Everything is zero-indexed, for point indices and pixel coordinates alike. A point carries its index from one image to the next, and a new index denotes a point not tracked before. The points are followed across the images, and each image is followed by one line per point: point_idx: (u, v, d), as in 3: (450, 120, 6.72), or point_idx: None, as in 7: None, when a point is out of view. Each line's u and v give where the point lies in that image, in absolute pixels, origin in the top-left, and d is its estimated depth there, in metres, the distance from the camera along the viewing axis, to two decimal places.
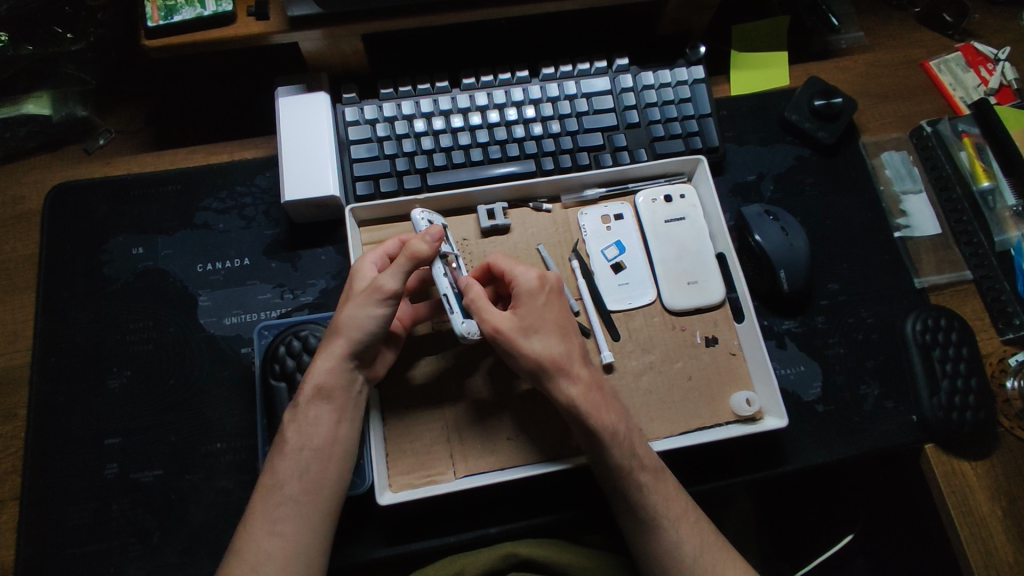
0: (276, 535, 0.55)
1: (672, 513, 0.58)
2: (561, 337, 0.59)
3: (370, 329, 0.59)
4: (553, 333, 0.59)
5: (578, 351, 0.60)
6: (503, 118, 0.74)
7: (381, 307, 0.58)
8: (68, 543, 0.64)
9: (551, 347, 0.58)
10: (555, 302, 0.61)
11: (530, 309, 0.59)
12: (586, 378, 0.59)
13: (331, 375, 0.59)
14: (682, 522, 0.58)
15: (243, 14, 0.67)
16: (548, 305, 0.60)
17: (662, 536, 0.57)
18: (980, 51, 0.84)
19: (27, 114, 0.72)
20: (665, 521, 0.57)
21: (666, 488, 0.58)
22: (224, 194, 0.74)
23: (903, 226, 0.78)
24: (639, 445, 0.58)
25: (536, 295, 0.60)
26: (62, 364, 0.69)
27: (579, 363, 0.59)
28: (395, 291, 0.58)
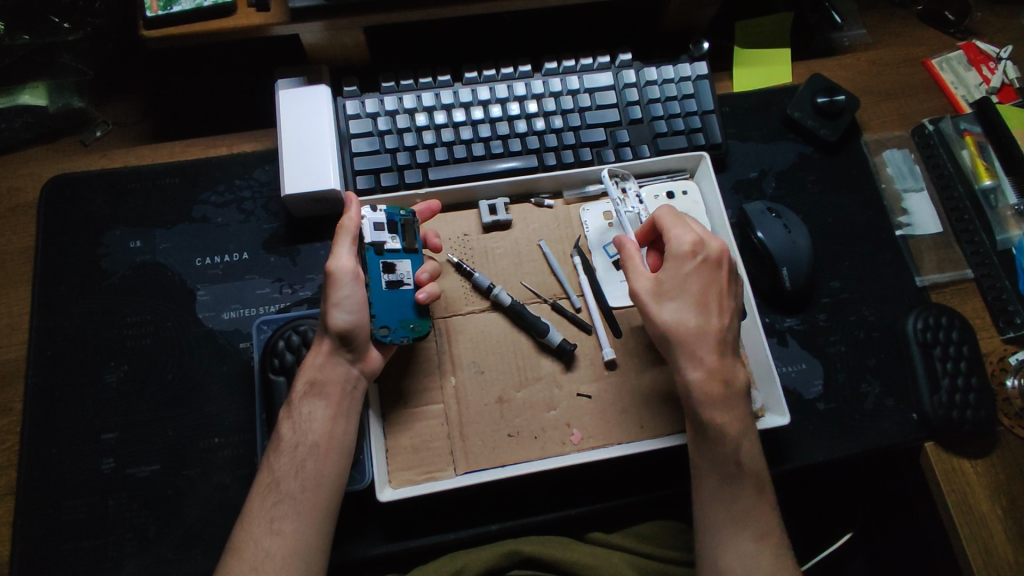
0: (275, 533, 0.55)
1: (758, 525, 0.56)
2: (700, 310, 0.59)
3: (340, 315, 0.60)
4: (692, 305, 0.59)
5: (715, 331, 0.59)
6: (506, 113, 0.73)
7: (337, 289, 0.59)
8: (64, 539, 0.63)
9: (682, 318, 0.59)
10: (709, 274, 0.60)
11: (673, 276, 0.60)
12: (713, 361, 0.58)
13: (323, 370, 0.61)
14: (765, 537, 0.56)
15: (244, 5, 0.66)
16: (699, 276, 0.60)
17: (739, 542, 0.55)
18: (982, 50, 0.84)
19: (23, 105, 0.71)
20: (748, 529, 0.55)
21: (761, 501, 0.57)
22: (223, 187, 0.73)
23: (904, 224, 0.78)
24: (746, 446, 0.58)
25: (688, 260, 0.60)
26: (58, 358, 0.68)
27: (711, 344, 0.58)
28: (344, 267, 0.60)
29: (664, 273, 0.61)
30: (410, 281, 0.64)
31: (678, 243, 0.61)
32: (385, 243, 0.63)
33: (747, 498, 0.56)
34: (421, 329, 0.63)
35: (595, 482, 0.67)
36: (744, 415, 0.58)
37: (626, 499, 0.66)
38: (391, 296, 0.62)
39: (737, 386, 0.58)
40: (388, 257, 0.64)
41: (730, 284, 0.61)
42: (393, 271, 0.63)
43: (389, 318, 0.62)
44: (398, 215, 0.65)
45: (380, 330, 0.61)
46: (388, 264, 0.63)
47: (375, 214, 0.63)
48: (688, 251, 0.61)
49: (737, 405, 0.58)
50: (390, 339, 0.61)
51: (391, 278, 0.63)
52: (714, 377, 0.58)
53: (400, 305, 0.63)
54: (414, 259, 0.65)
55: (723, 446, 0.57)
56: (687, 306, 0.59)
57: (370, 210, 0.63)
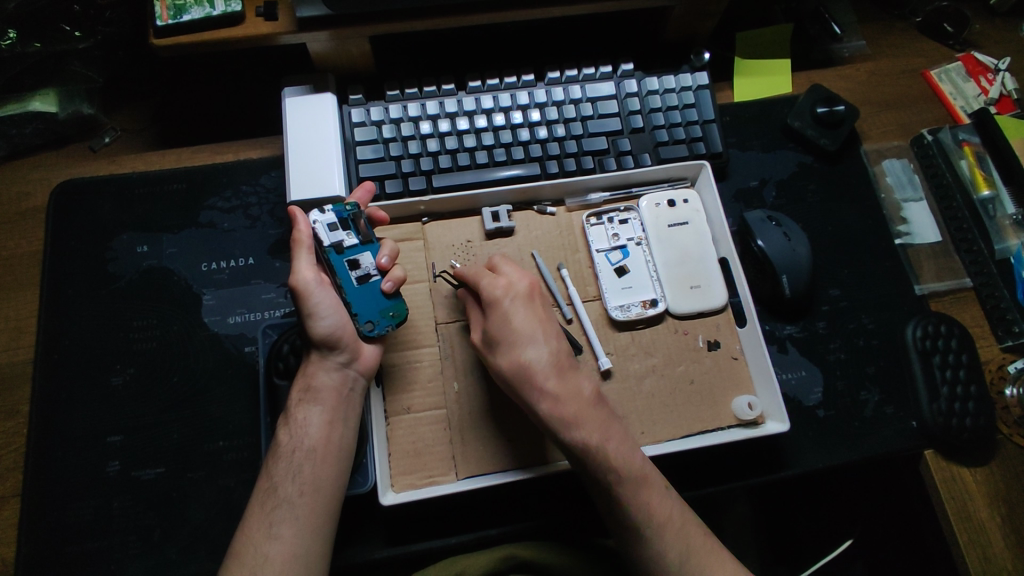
0: (274, 538, 0.55)
1: (658, 519, 0.57)
2: (523, 347, 0.59)
3: (322, 323, 0.62)
4: (516, 343, 0.59)
5: (538, 362, 0.59)
6: (509, 122, 0.74)
7: (308, 300, 0.61)
8: (69, 540, 0.63)
9: (516, 358, 0.59)
10: (526, 307, 0.61)
11: (494, 322, 0.61)
12: (557, 387, 0.58)
13: (316, 376, 0.62)
14: (668, 529, 0.57)
15: (252, 15, 0.68)
16: (502, 316, 0.61)
17: (648, 539, 0.56)
18: (980, 61, 0.85)
19: (33, 111, 0.72)
20: (648, 528, 0.56)
21: (660, 495, 0.58)
22: (229, 193, 0.74)
23: (903, 233, 0.79)
24: (626, 451, 0.58)
25: (500, 299, 0.61)
26: (64, 361, 0.69)
27: (546, 372, 0.58)
28: (306, 277, 0.61)
29: (495, 316, 0.61)
30: (378, 271, 0.64)
31: (488, 288, 0.62)
32: (344, 241, 0.64)
33: (643, 495, 0.57)
34: (400, 314, 0.63)
35: None
36: (603, 423, 0.58)
37: None
38: (365, 290, 0.63)
39: (586, 399, 0.59)
40: (350, 254, 0.64)
41: (543, 313, 0.62)
42: (359, 266, 0.64)
43: (371, 312, 0.63)
44: (346, 211, 0.65)
45: (366, 326, 0.63)
46: (351, 260, 0.64)
47: (325, 216, 0.64)
48: (497, 293, 0.61)
49: (592, 416, 0.58)
50: (378, 332, 0.63)
51: (359, 273, 0.64)
52: (561, 403, 0.57)
53: (375, 297, 0.64)
54: (373, 248, 0.65)
55: (593, 463, 0.56)
56: (520, 343, 0.59)
57: (318, 214, 0.64)
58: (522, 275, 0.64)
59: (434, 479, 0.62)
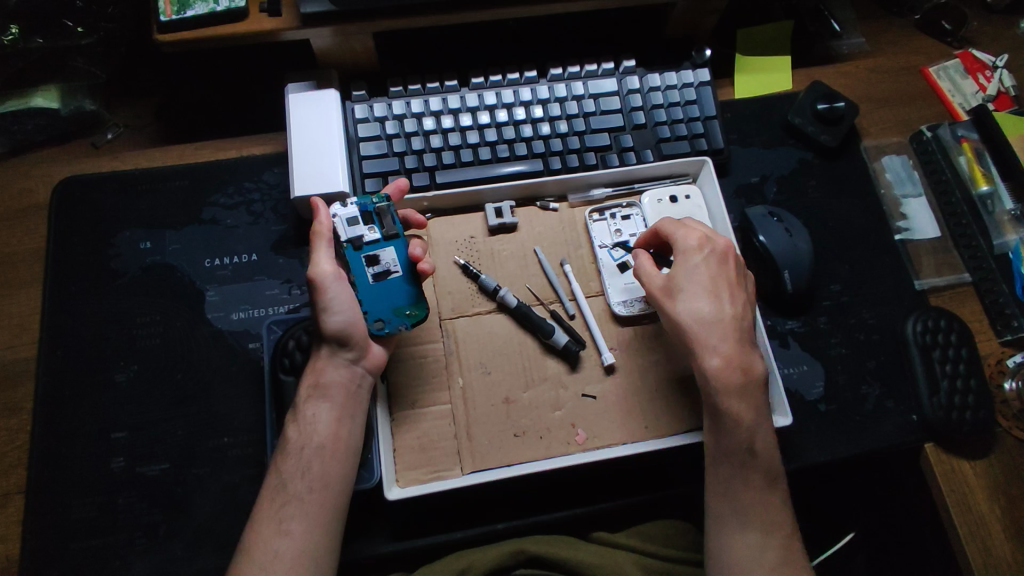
0: (284, 534, 0.55)
1: (765, 520, 0.56)
2: (712, 300, 0.60)
3: (334, 318, 0.61)
4: (704, 295, 0.60)
5: (732, 320, 0.60)
6: (512, 118, 0.74)
7: (323, 293, 0.61)
8: (74, 537, 0.63)
9: (698, 309, 0.60)
10: (717, 266, 0.62)
11: (683, 271, 0.62)
12: (730, 350, 0.59)
13: (326, 372, 0.62)
14: (772, 533, 0.56)
15: (255, 11, 0.68)
16: (714, 271, 0.62)
17: (747, 532, 0.56)
18: (978, 58, 0.86)
19: (36, 107, 0.72)
20: (756, 522, 0.56)
21: (770, 494, 0.58)
22: (232, 189, 0.74)
23: (903, 229, 0.80)
24: (761, 435, 0.58)
25: (692, 254, 0.62)
26: (68, 357, 0.69)
27: (726, 331, 0.59)
28: (325, 270, 0.61)
29: (698, 273, 0.62)
30: (397, 268, 0.64)
31: (682, 239, 0.63)
32: (363, 236, 0.64)
33: (756, 491, 0.57)
34: (417, 314, 0.64)
35: (601, 481, 0.68)
36: (731, 385, 0.58)
37: (632, 498, 0.67)
38: (379, 288, 0.64)
39: (755, 374, 0.59)
40: (368, 250, 0.64)
41: (739, 278, 0.63)
42: (377, 262, 0.64)
43: (383, 310, 0.63)
44: (371, 205, 0.65)
45: (375, 324, 0.63)
46: (369, 256, 0.64)
47: (346, 210, 0.64)
48: (695, 246, 0.63)
49: (728, 381, 0.58)
50: (387, 331, 0.63)
51: (376, 269, 0.64)
52: (733, 364, 0.58)
53: (388, 295, 0.64)
54: (395, 244, 0.65)
55: (733, 433, 0.58)
56: (699, 300, 0.60)
57: (340, 208, 0.64)
58: (714, 235, 0.64)
59: (440, 473, 0.63)
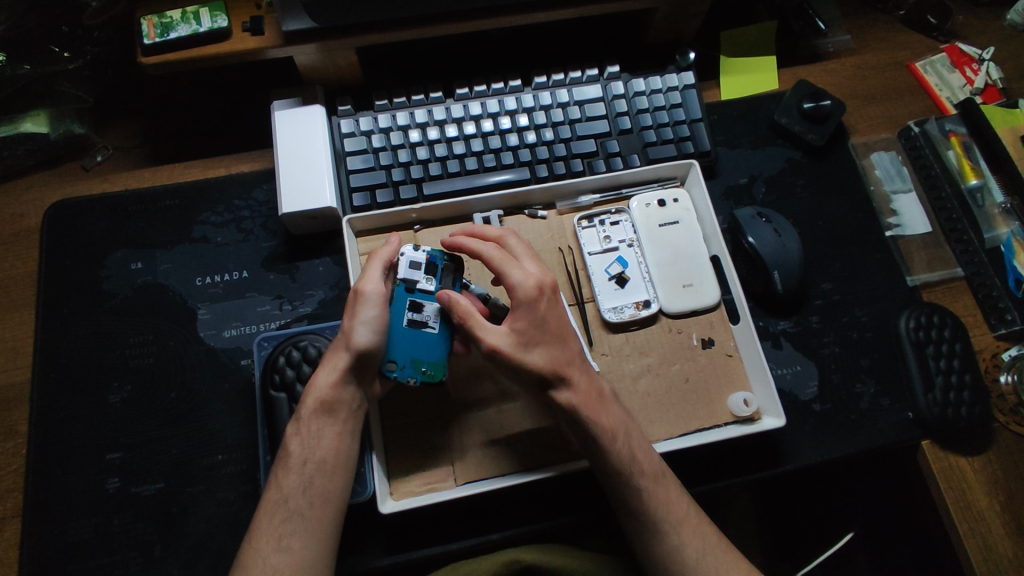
0: (283, 550, 0.55)
1: (674, 518, 0.57)
2: (562, 343, 0.58)
3: (365, 334, 0.58)
4: (553, 343, 0.58)
5: (579, 356, 0.59)
6: (497, 127, 0.75)
7: (369, 308, 0.59)
8: (71, 558, 0.64)
9: (550, 357, 0.57)
10: (554, 307, 0.59)
11: (532, 323, 0.57)
12: (587, 386, 0.58)
13: (335, 390, 0.58)
14: (683, 526, 0.57)
15: (239, 30, 0.68)
16: (552, 311, 0.58)
17: (664, 541, 0.56)
18: (964, 52, 0.86)
19: (25, 133, 0.73)
20: (665, 527, 0.56)
21: (670, 491, 0.58)
22: (222, 207, 0.75)
23: (894, 225, 0.79)
24: (639, 448, 0.58)
25: (537, 300, 0.58)
26: (62, 379, 0.69)
27: (580, 369, 0.59)
28: (377, 289, 0.60)
29: (547, 316, 0.58)
30: (433, 325, 0.62)
31: (525, 283, 0.58)
32: (418, 282, 0.63)
33: (654, 496, 0.57)
34: (432, 375, 0.62)
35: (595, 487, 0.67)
36: (603, 412, 0.58)
37: None
38: (408, 334, 0.62)
39: (606, 396, 0.59)
40: (417, 296, 0.63)
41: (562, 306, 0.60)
42: (419, 311, 0.62)
43: (401, 354, 0.61)
44: (440, 259, 0.64)
45: (388, 365, 0.61)
46: (415, 303, 0.62)
47: (416, 253, 0.64)
48: (536, 293, 0.58)
49: (595, 410, 0.57)
50: (396, 376, 0.61)
51: (414, 317, 0.62)
52: (593, 396, 0.58)
53: (414, 344, 0.62)
54: None
55: (618, 457, 0.57)
56: (552, 345, 0.58)
57: (411, 249, 0.64)
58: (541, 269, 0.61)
59: (434, 487, 0.63)
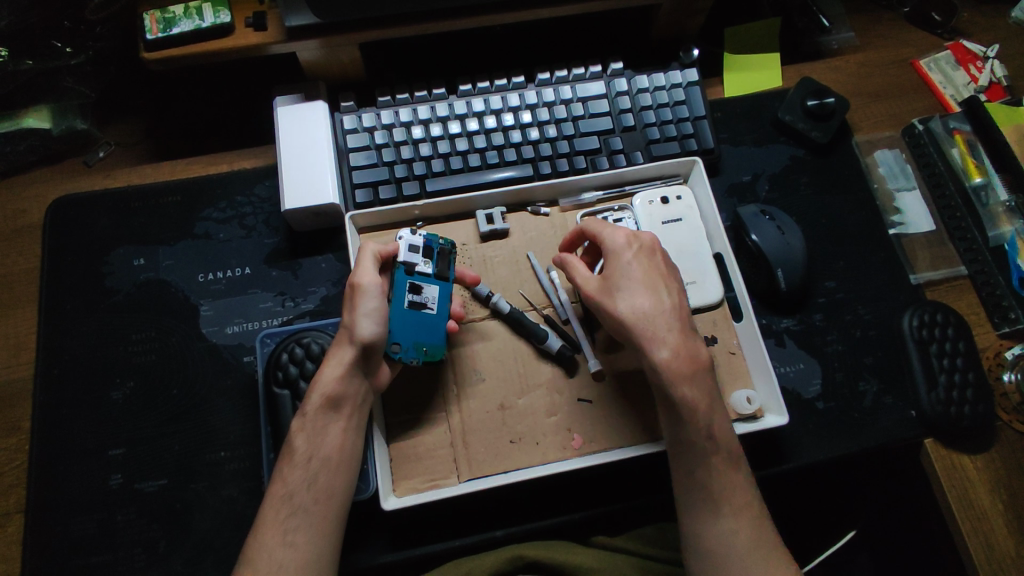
0: (289, 545, 0.54)
1: (734, 501, 0.56)
2: (651, 295, 0.59)
3: (366, 325, 0.59)
4: (641, 291, 0.59)
5: (672, 311, 0.59)
6: (500, 124, 0.74)
7: (367, 299, 0.59)
8: (74, 554, 0.64)
9: (637, 304, 0.59)
10: (647, 261, 0.61)
11: (615, 269, 0.61)
12: (677, 341, 0.57)
13: (340, 385, 0.58)
14: (739, 513, 0.56)
15: (241, 25, 0.68)
16: (648, 264, 0.61)
17: (717, 522, 0.55)
18: (969, 49, 0.85)
19: (27, 128, 0.73)
20: (720, 505, 0.55)
21: (734, 476, 0.57)
22: (224, 203, 0.75)
23: (897, 223, 0.79)
24: (715, 418, 0.57)
25: (622, 251, 0.61)
26: (65, 376, 0.69)
27: (670, 324, 0.58)
28: (373, 281, 0.60)
29: (631, 262, 0.61)
30: (433, 306, 0.63)
31: (612, 239, 0.62)
32: (416, 265, 0.63)
33: (721, 474, 0.56)
34: (432, 354, 0.63)
35: (598, 485, 0.68)
36: (685, 371, 0.57)
37: (629, 501, 0.67)
38: (408, 316, 0.62)
39: (701, 361, 0.58)
40: (416, 278, 0.64)
41: (670, 268, 0.62)
42: (418, 293, 0.63)
43: (403, 336, 0.62)
44: (438, 243, 0.65)
45: (391, 346, 0.62)
46: (414, 284, 0.63)
47: (413, 237, 0.64)
48: (623, 243, 0.62)
49: (681, 371, 0.57)
50: (400, 358, 0.62)
51: (415, 299, 0.63)
52: (681, 354, 0.57)
53: (416, 325, 0.62)
54: (442, 285, 0.64)
55: (692, 423, 0.56)
56: (637, 292, 0.59)
57: (408, 233, 0.64)
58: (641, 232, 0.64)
59: (438, 484, 0.62)
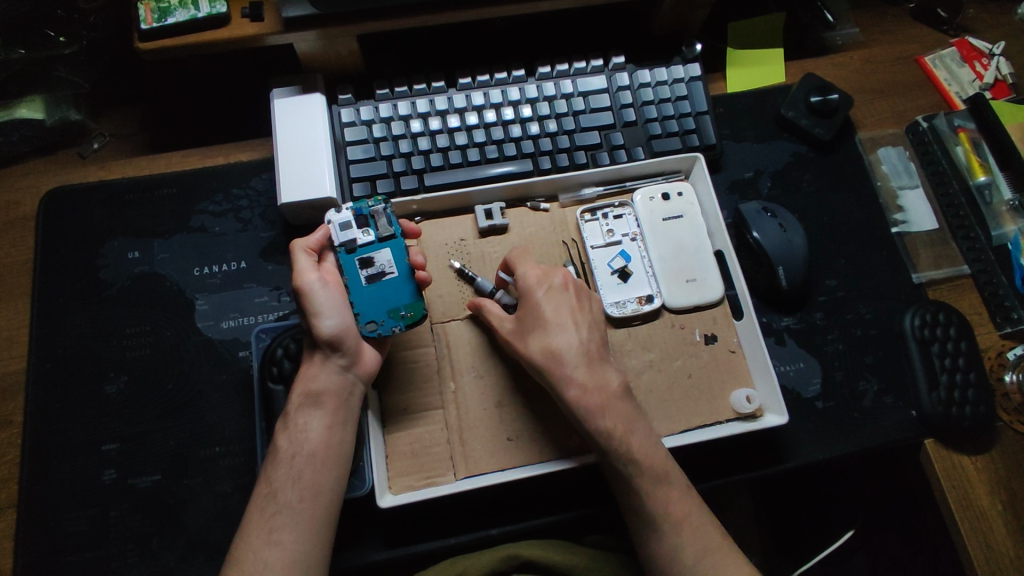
0: (274, 544, 0.54)
1: (675, 517, 0.56)
2: (563, 331, 0.61)
3: (326, 322, 0.59)
4: (557, 328, 0.61)
5: (583, 347, 0.60)
6: (500, 118, 0.73)
7: (311, 299, 0.59)
8: (66, 549, 0.63)
9: (549, 344, 0.60)
10: (561, 297, 0.63)
11: (528, 309, 0.62)
12: (584, 378, 0.59)
13: (319, 380, 0.59)
14: (684, 526, 0.56)
15: (238, 16, 0.67)
16: (551, 303, 0.62)
17: (660, 536, 0.56)
18: (975, 46, 0.84)
19: (20, 118, 0.72)
20: (665, 525, 0.56)
21: (670, 489, 0.57)
22: (220, 196, 0.74)
23: (900, 221, 0.78)
24: (639, 443, 0.57)
25: (533, 289, 0.63)
26: (58, 369, 0.68)
27: (579, 361, 0.60)
28: (311, 278, 0.59)
29: (547, 300, 0.62)
30: (393, 269, 0.62)
31: (523, 277, 0.64)
32: (356, 240, 0.62)
33: (654, 494, 0.56)
34: (413, 315, 0.61)
35: (595, 483, 0.67)
36: (603, 404, 0.58)
37: None
38: (372, 290, 0.62)
39: (614, 390, 0.59)
40: (363, 252, 0.62)
41: (583, 299, 0.64)
42: (371, 265, 0.62)
43: (376, 312, 0.61)
44: (365, 208, 0.63)
45: (369, 326, 0.61)
46: (364, 259, 0.62)
47: (339, 215, 0.62)
48: (534, 281, 0.63)
49: (607, 405, 0.58)
50: (379, 334, 0.61)
51: (370, 272, 0.62)
52: (592, 388, 0.58)
53: (383, 296, 0.62)
54: (392, 245, 0.63)
55: (616, 454, 0.57)
56: (549, 331, 0.61)
57: (333, 214, 0.62)
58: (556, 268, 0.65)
59: (430, 482, 0.62)
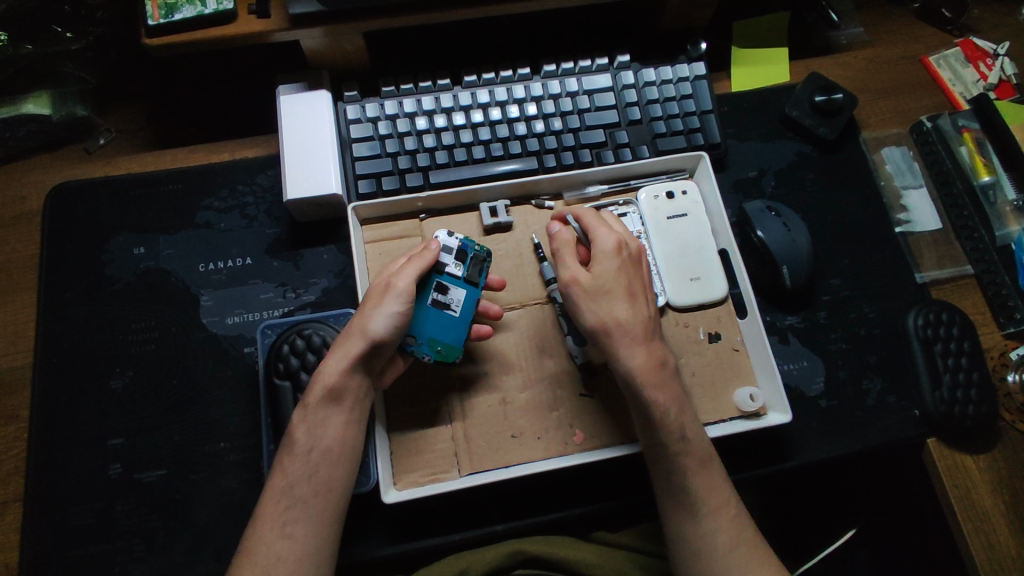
0: (287, 538, 0.54)
1: (712, 504, 0.56)
2: (629, 302, 0.59)
3: (381, 324, 0.58)
4: (626, 297, 0.59)
5: (646, 323, 0.59)
6: (505, 116, 0.73)
7: (387, 302, 0.58)
8: (73, 543, 0.63)
9: (617, 311, 0.58)
10: (632, 272, 0.61)
11: (602, 270, 0.60)
12: (646, 352, 0.58)
13: (342, 377, 0.57)
14: (718, 514, 0.56)
15: (244, 12, 0.67)
16: (623, 269, 0.60)
17: (699, 524, 0.55)
18: (979, 46, 0.85)
19: (26, 113, 0.72)
20: (701, 508, 0.56)
21: (710, 477, 0.57)
22: (225, 192, 0.74)
23: (903, 221, 0.79)
24: (686, 422, 0.58)
25: (610, 254, 0.61)
26: (64, 364, 0.69)
27: (643, 334, 0.58)
28: (402, 284, 0.59)
29: (622, 269, 0.60)
30: (456, 310, 0.63)
31: (602, 241, 0.61)
32: (446, 266, 0.63)
33: (695, 476, 0.56)
34: (444, 355, 0.62)
35: (599, 480, 0.67)
36: (661, 382, 0.57)
37: (629, 497, 0.66)
38: (430, 313, 0.62)
39: (669, 367, 0.58)
40: (444, 278, 0.63)
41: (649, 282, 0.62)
42: (444, 293, 0.63)
43: (421, 331, 0.62)
44: (473, 248, 0.65)
45: (408, 339, 0.62)
46: (440, 284, 0.63)
47: (452, 239, 0.64)
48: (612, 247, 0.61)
49: (665, 385, 0.57)
50: (411, 351, 0.62)
51: (438, 297, 0.63)
52: (653, 363, 0.57)
53: (439, 326, 0.62)
54: (469, 291, 0.64)
55: (665, 430, 0.57)
56: (619, 298, 0.59)
57: (446, 233, 0.65)
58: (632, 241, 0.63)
59: (435, 478, 0.62)
